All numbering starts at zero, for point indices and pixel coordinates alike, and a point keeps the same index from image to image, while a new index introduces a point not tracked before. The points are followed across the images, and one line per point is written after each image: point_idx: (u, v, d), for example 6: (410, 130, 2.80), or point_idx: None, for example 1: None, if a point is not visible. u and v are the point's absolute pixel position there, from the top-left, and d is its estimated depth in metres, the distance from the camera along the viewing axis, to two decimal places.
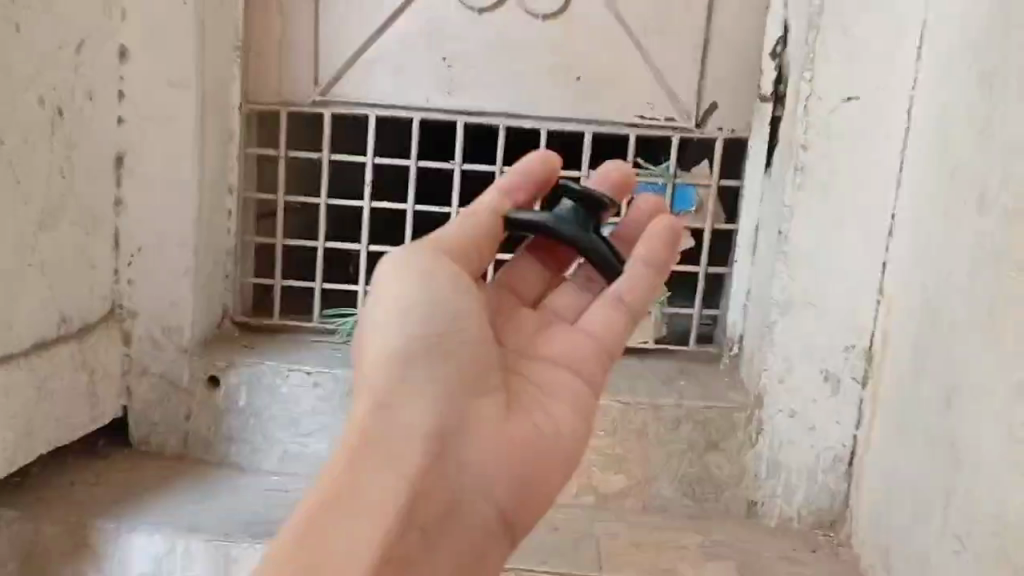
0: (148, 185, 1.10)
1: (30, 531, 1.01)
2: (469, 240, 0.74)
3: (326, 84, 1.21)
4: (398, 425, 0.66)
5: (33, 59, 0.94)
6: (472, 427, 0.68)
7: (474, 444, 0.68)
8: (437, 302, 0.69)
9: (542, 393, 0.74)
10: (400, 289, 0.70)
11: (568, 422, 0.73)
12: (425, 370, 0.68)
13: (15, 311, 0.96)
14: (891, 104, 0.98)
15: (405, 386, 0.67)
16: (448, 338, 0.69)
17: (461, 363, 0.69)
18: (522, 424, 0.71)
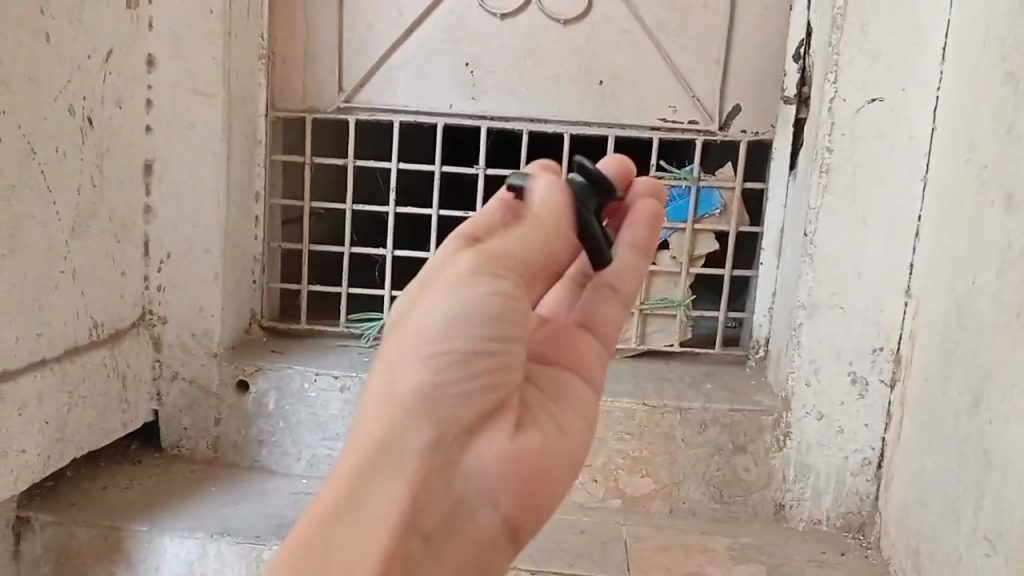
0: (177, 192, 1.11)
1: (64, 534, 1.02)
2: (534, 259, 0.57)
3: (351, 90, 1.22)
4: (416, 428, 0.54)
5: (63, 68, 0.95)
6: (486, 436, 0.56)
7: (487, 454, 0.55)
8: (494, 308, 0.55)
9: (562, 403, 0.61)
10: (450, 291, 0.55)
11: (577, 430, 0.61)
12: (460, 379, 0.55)
13: (49, 317, 0.97)
14: (916, 106, 0.98)
15: (438, 395, 0.54)
16: (492, 354, 0.55)
17: (496, 371, 0.56)
18: (535, 439, 0.58)
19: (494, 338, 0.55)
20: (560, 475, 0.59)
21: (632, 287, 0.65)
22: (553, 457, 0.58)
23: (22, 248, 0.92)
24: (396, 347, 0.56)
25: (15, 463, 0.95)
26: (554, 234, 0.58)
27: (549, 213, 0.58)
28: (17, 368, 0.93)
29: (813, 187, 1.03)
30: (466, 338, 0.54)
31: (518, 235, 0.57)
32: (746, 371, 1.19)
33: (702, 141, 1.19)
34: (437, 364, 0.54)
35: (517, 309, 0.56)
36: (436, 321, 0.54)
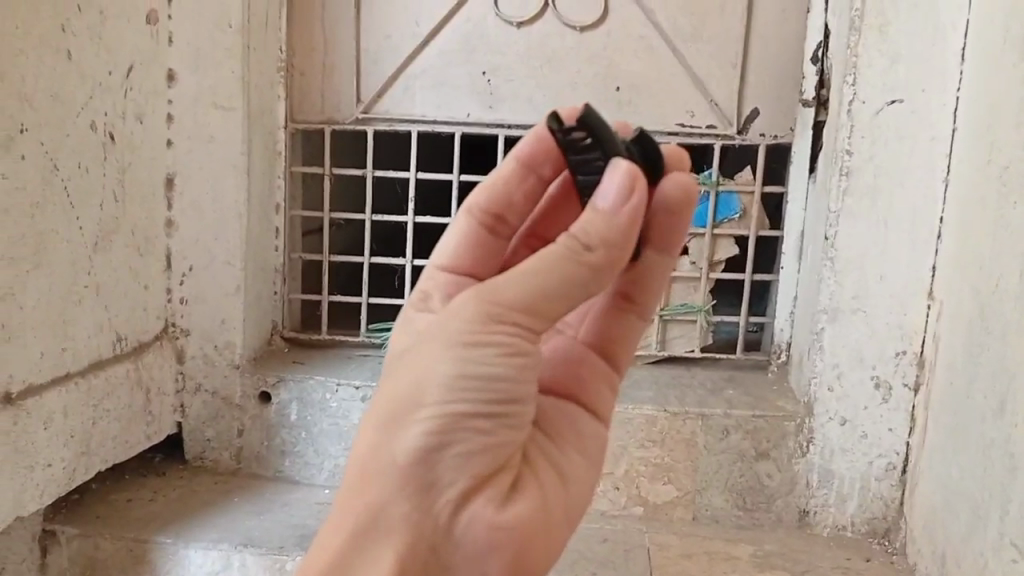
0: (198, 205, 1.12)
1: (90, 547, 1.03)
2: (551, 303, 0.50)
3: (369, 101, 1.23)
4: (404, 495, 0.51)
5: (83, 89, 0.96)
6: (480, 500, 0.50)
7: (476, 522, 0.50)
8: (493, 369, 0.49)
9: (571, 444, 0.56)
10: (450, 351, 0.50)
11: (582, 478, 0.56)
12: (454, 445, 0.49)
13: (73, 330, 0.98)
14: (936, 105, 0.97)
15: (432, 460, 0.50)
16: (488, 417, 0.49)
17: (497, 435, 0.50)
18: (534, 502, 0.52)
19: (493, 401, 0.49)
20: (560, 532, 0.54)
21: (657, 296, 0.59)
22: (552, 514, 0.53)
23: (47, 263, 0.93)
24: (394, 392, 0.51)
25: (42, 476, 0.96)
26: (600, 268, 0.50)
27: (605, 239, 0.49)
28: (43, 382, 0.94)
29: (833, 190, 1.03)
30: (462, 403, 0.49)
31: (540, 277, 0.50)
32: (768, 377, 1.18)
33: (720, 146, 1.19)
34: (431, 427, 0.50)
35: (524, 366, 0.50)
36: (433, 380, 0.50)
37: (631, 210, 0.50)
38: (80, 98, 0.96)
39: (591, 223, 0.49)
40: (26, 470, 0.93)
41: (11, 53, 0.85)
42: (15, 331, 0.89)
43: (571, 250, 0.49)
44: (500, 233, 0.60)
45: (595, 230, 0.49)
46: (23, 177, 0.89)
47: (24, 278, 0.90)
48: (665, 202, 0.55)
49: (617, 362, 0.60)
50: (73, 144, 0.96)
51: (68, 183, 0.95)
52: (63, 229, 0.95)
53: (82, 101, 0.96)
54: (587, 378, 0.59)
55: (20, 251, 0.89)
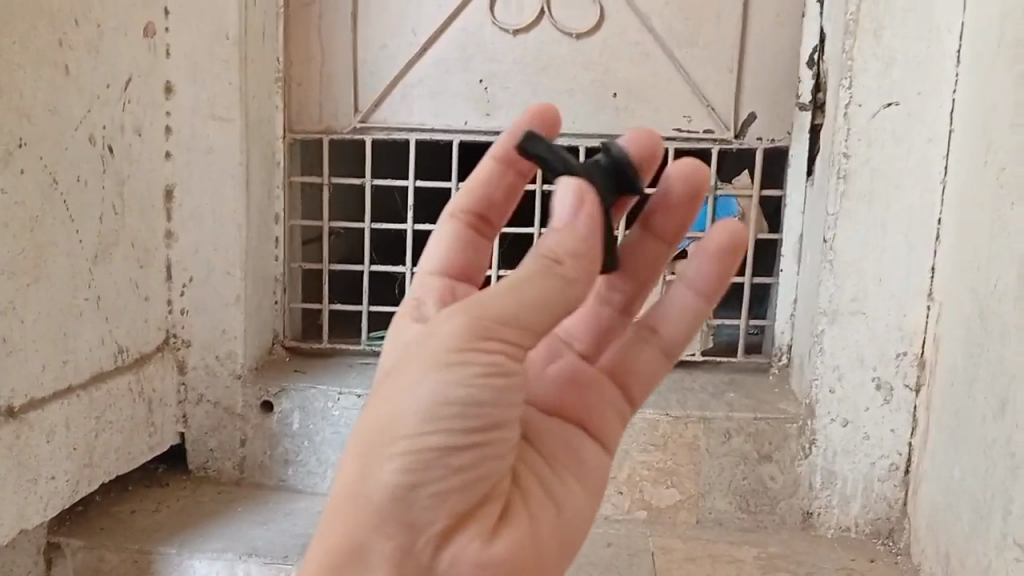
0: (197, 216, 1.13)
1: (94, 558, 1.03)
2: (530, 326, 0.51)
3: (366, 110, 1.23)
4: (387, 534, 0.52)
5: (82, 102, 0.96)
6: (465, 537, 0.52)
7: (460, 558, 0.52)
8: (469, 398, 0.49)
9: (560, 471, 0.60)
10: (432, 372, 0.50)
11: (577, 507, 0.60)
12: (434, 481, 0.50)
13: (74, 343, 0.98)
14: (931, 109, 0.98)
15: (414, 494, 0.51)
16: (467, 449, 0.50)
17: (480, 464, 0.51)
18: (519, 530, 0.55)
19: (475, 429, 0.50)
20: (553, 558, 0.58)
21: (676, 331, 0.65)
22: (542, 541, 0.57)
23: (47, 276, 0.93)
24: (377, 416, 0.52)
25: (45, 490, 0.96)
26: (575, 280, 0.52)
27: (574, 250, 0.52)
28: (45, 396, 0.94)
29: (831, 192, 1.03)
30: (445, 430, 0.50)
31: (520, 294, 0.51)
32: (770, 379, 1.18)
33: (717, 150, 1.19)
34: (408, 463, 0.50)
35: (502, 394, 0.50)
36: (411, 412, 0.50)
37: (588, 220, 0.53)
38: (81, 112, 0.96)
39: (559, 239, 0.52)
40: (29, 484, 0.93)
41: (9, 68, 0.86)
42: (16, 345, 0.90)
43: (545, 262, 0.52)
44: (489, 233, 0.67)
45: (565, 243, 0.52)
46: (22, 192, 0.89)
47: (24, 292, 0.90)
48: (712, 246, 0.63)
49: (629, 391, 0.66)
50: (73, 157, 0.96)
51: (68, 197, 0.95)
52: (62, 242, 0.95)
53: (82, 115, 0.97)
54: (592, 399, 0.64)
55: (21, 265, 0.89)
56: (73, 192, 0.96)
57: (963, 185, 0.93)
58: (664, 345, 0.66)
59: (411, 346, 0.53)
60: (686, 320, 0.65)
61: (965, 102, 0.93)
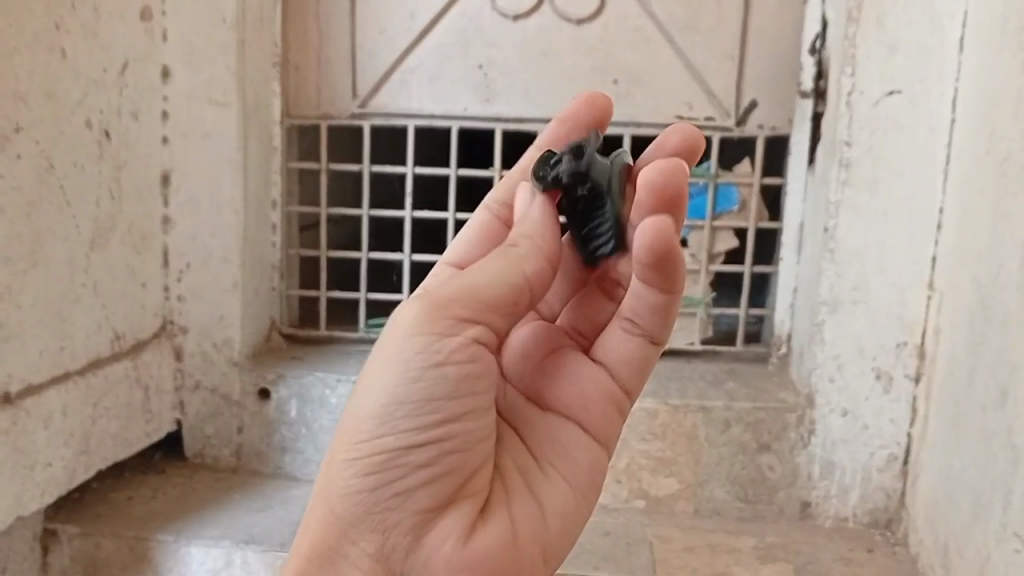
0: (194, 202, 1.12)
1: (91, 545, 1.03)
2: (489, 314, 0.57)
3: (365, 96, 1.22)
4: (360, 535, 0.57)
5: (78, 86, 0.96)
6: (436, 534, 0.57)
7: (432, 554, 0.57)
8: (423, 395, 0.56)
9: (540, 473, 0.63)
10: (387, 371, 0.56)
11: (562, 508, 0.63)
12: (397, 476, 0.56)
13: (71, 329, 0.98)
14: (933, 97, 0.97)
15: (380, 491, 0.57)
16: (429, 442, 0.56)
17: (444, 458, 0.57)
18: (495, 528, 0.59)
19: (434, 422, 0.56)
20: (535, 557, 0.61)
21: (654, 326, 0.64)
22: (522, 540, 0.61)
23: (44, 261, 0.93)
24: (340, 424, 0.59)
25: (42, 476, 0.95)
26: (529, 258, 0.59)
27: (527, 233, 0.60)
28: (42, 382, 0.94)
29: (832, 182, 1.02)
30: (404, 425, 0.56)
31: (474, 278, 0.57)
32: (769, 368, 1.18)
33: (719, 138, 1.19)
34: (372, 461, 0.56)
35: (457, 388, 0.57)
36: (371, 412, 0.56)
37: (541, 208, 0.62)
38: (78, 95, 0.96)
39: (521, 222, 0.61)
40: (26, 470, 0.93)
41: (5, 51, 0.85)
42: (13, 331, 0.89)
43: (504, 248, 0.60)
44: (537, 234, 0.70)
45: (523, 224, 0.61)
46: (19, 177, 0.88)
47: (20, 277, 0.89)
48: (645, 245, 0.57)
49: (621, 382, 0.66)
50: (71, 142, 0.95)
51: (64, 182, 0.95)
52: (59, 227, 0.94)
53: (79, 98, 0.96)
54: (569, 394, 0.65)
55: (17, 250, 0.89)
56: (69, 177, 0.95)
57: (966, 172, 0.92)
58: (640, 332, 0.64)
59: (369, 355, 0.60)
60: (653, 313, 0.63)
61: (968, 90, 0.93)
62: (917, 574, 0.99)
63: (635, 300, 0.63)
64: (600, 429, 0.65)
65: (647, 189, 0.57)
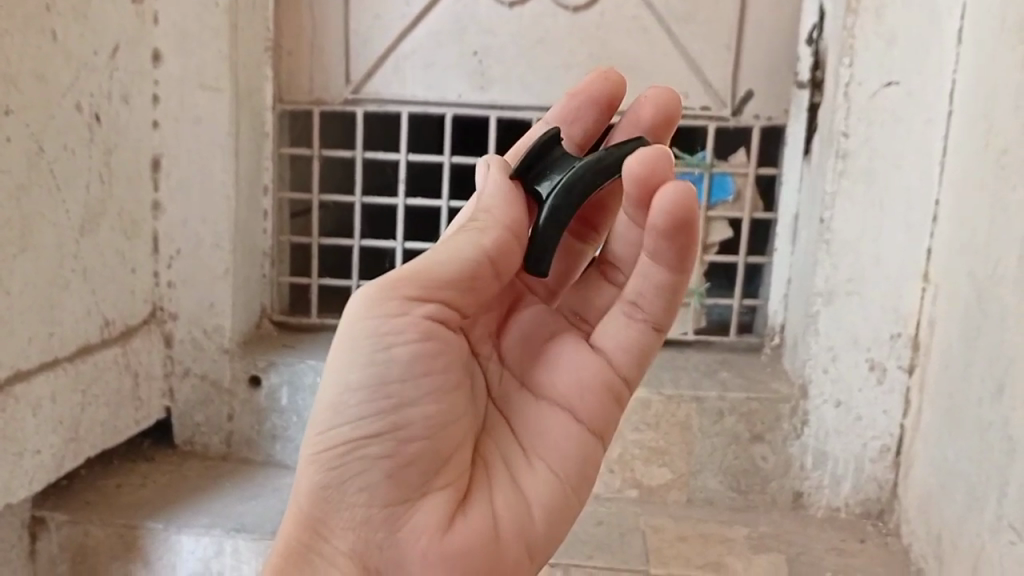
0: (185, 187, 1.11)
1: (79, 533, 1.02)
2: (446, 297, 0.60)
3: (358, 82, 1.21)
4: (334, 529, 0.61)
5: (69, 70, 0.94)
6: (407, 524, 0.60)
7: (405, 544, 0.60)
8: (375, 386, 0.59)
9: (522, 463, 0.64)
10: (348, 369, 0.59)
11: (547, 498, 0.63)
12: (360, 469, 0.59)
13: (61, 315, 0.96)
14: (931, 88, 0.97)
15: (345, 484, 0.60)
16: (388, 433, 0.59)
17: (405, 448, 0.60)
18: (468, 518, 0.61)
19: (391, 413, 0.59)
20: (518, 546, 0.62)
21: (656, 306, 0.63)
22: (501, 529, 0.62)
23: (34, 247, 0.91)
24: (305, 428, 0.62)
25: (30, 464, 0.94)
26: (487, 230, 0.61)
27: (486, 206, 0.62)
28: (30, 369, 0.93)
29: (828, 172, 1.02)
30: (366, 418, 0.59)
31: (429, 259, 0.60)
32: (762, 359, 1.18)
33: (715, 127, 1.18)
34: (333, 455, 0.60)
35: (410, 376, 0.59)
36: (326, 408, 0.60)
37: (494, 179, 0.63)
38: (68, 80, 0.94)
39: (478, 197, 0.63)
40: (14, 459, 0.92)
41: None
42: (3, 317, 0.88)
43: (465, 225, 0.61)
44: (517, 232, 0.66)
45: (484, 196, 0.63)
46: (8, 160, 0.86)
47: (9, 263, 0.88)
48: (667, 215, 0.57)
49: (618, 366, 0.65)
50: (62, 127, 0.94)
51: (54, 167, 0.93)
52: (48, 212, 0.93)
53: (69, 83, 0.94)
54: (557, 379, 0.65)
55: (7, 234, 0.87)
56: (59, 161, 0.94)
57: (964, 164, 0.92)
58: (643, 318, 0.64)
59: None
60: (662, 293, 0.62)
61: (966, 82, 0.92)
62: (908, 564, 0.99)
63: (642, 279, 0.62)
64: (594, 419, 0.64)
65: (634, 181, 0.58)
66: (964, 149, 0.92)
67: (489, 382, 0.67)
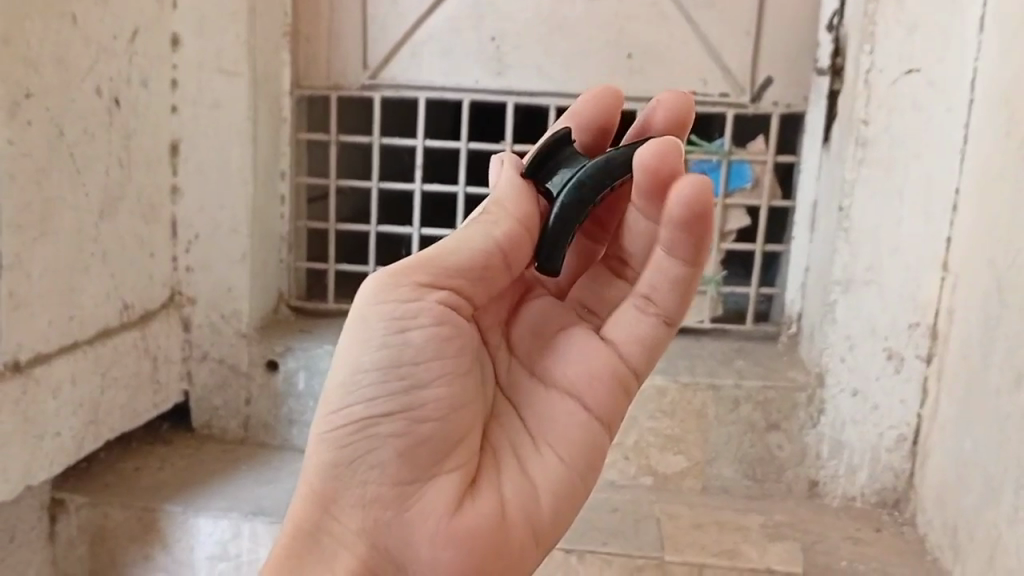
0: (203, 172, 1.11)
1: (99, 516, 1.03)
2: (459, 281, 0.61)
3: (376, 67, 1.21)
4: (341, 510, 0.61)
5: (89, 55, 0.94)
6: (415, 506, 0.60)
7: (413, 526, 0.60)
8: (388, 364, 0.60)
9: (531, 451, 0.65)
10: (361, 351, 0.60)
11: (553, 484, 0.64)
12: (371, 448, 0.60)
13: (80, 299, 0.97)
14: (954, 75, 0.96)
15: (355, 463, 0.60)
16: (398, 412, 0.60)
17: (416, 428, 0.60)
18: (479, 502, 0.61)
19: (403, 391, 0.60)
20: (525, 532, 0.62)
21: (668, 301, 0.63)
22: (510, 516, 0.62)
23: (55, 230, 0.92)
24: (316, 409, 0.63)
25: (50, 446, 0.95)
26: (500, 222, 0.62)
27: (498, 198, 0.63)
28: (50, 351, 0.93)
29: (848, 160, 1.02)
30: (376, 398, 0.60)
31: (443, 245, 0.61)
32: (779, 348, 1.18)
33: (733, 115, 1.17)
34: (344, 433, 0.60)
35: (424, 355, 0.60)
36: (337, 385, 0.61)
37: (509, 174, 0.64)
38: (88, 65, 0.95)
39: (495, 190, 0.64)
40: (35, 441, 0.92)
41: (16, 16, 0.84)
42: (23, 301, 0.89)
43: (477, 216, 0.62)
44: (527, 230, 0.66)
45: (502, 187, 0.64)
46: (28, 144, 0.87)
47: (30, 247, 0.89)
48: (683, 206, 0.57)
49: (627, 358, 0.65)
50: (82, 112, 0.94)
51: (74, 152, 0.94)
52: (68, 196, 0.93)
53: (90, 68, 0.95)
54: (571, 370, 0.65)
55: (28, 218, 0.88)
56: (79, 145, 0.94)
57: (985, 153, 0.91)
58: (655, 312, 0.63)
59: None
60: (673, 288, 0.62)
61: (988, 70, 0.91)
62: (924, 553, 0.99)
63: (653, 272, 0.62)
64: (602, 408, 0.65)
65: (644, 172, 0.58)
66: (985, 138, 0.91)
67: (498, 371, 0.67)
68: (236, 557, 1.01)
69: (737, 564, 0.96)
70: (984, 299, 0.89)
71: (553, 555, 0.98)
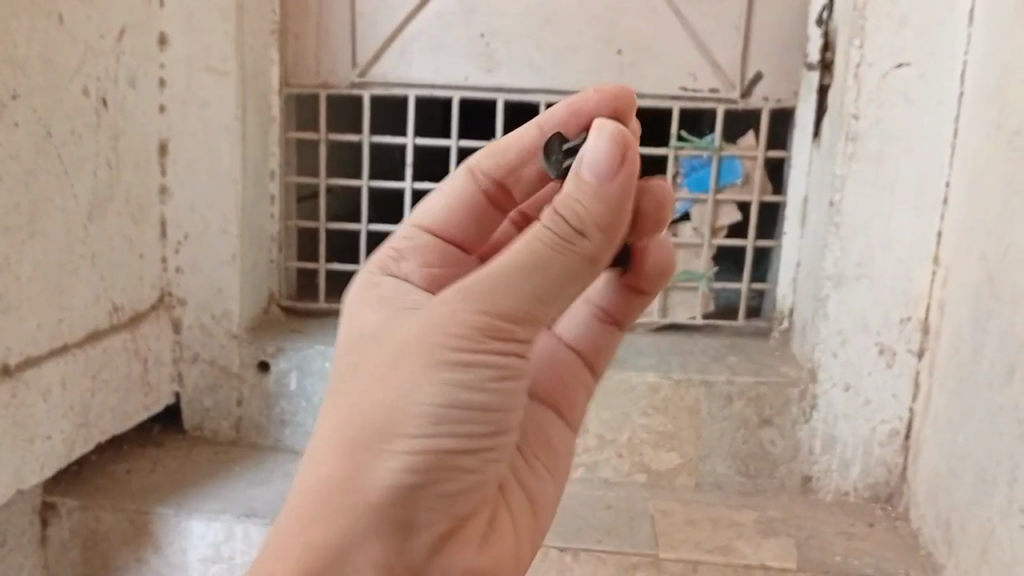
0: (192, 171, 1.11)
1: (91, 520, 1.02)
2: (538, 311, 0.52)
3: (365, 65, 1.21)
4: (375, 538, 0.53)
5: (75, 55, 0.94)
6: (455, 545, 0.54)
7: (454, 563, 0.54)
8: (479, 397, 0.52)
9: (531, 474, 0.62)
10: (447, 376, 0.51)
11: (550, 502, 0.63)
12: (438, 483, 0.52)
13: (69, 300, 0.96)
14: (944, 69, 0.96)
15: (416, 496, 0.52)
16: (475, 450, 0.53)
17: (486, 467, 0.54)
18: (504, 539, 0.58)
19: (487, 429, 0.53)
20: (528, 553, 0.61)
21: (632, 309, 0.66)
22: (521, 539, 0.60)
23: (43, 232, 0.91)
24: (360, 412, 0.53)
25: (41, 450, 0.94)
26: (591, 256, 0.51)
27: (600, 219, 0.50)
28: (39, 354, 0.93)
29: (838, 154, 1.01)
30: (456, 429, 0.52)
31: (542, 274, 0.51)
32: (771, 343, 1.18)
33: (723, 110, 1.17)
34: (413, 463, 0.52)
35: (507, 388, 0.53)
36: (415, 410, 0.51)
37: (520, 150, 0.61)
38: (75, 65, 0.94)
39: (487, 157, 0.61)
40: (25, 444, 0.92)
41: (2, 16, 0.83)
42: (12, 304, 0.88)
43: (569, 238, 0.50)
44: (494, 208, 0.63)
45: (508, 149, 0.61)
46: (16, 145, 0.86)
47: (18, 249, 0.88)
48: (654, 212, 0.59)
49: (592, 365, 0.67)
50: (69, 113, 0.94)
51: (62, 152, 0.93)
52: (56, 197, 0.93)
53: (77, 68, 0.94)
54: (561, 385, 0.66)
55: (16, 220, 0.87)
56: (67, 146, 0.93)
57: (975, 147, 0.91)
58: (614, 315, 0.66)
59: (397, 334, 0.54)
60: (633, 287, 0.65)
61: (978, 63, 0.92)
62: (918, 547, 0.99)
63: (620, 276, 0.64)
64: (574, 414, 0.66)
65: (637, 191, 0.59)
66: (975, 131, 0.91)
67: None
68: (229, 559, 1.00)
69: (731, 560, 0.96)
70: (974, 293, 0.89)
71: (548, 553, 0.98)
